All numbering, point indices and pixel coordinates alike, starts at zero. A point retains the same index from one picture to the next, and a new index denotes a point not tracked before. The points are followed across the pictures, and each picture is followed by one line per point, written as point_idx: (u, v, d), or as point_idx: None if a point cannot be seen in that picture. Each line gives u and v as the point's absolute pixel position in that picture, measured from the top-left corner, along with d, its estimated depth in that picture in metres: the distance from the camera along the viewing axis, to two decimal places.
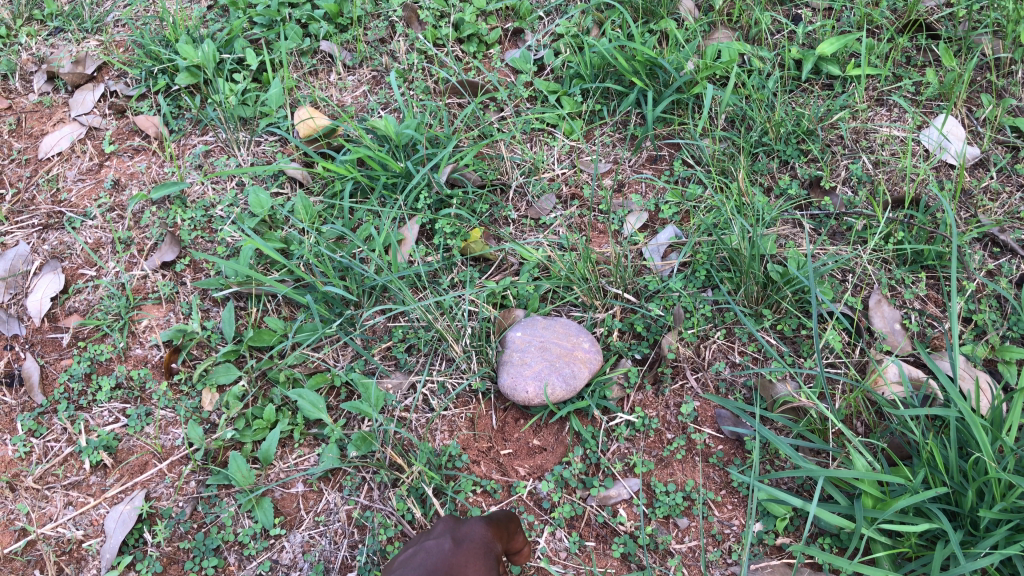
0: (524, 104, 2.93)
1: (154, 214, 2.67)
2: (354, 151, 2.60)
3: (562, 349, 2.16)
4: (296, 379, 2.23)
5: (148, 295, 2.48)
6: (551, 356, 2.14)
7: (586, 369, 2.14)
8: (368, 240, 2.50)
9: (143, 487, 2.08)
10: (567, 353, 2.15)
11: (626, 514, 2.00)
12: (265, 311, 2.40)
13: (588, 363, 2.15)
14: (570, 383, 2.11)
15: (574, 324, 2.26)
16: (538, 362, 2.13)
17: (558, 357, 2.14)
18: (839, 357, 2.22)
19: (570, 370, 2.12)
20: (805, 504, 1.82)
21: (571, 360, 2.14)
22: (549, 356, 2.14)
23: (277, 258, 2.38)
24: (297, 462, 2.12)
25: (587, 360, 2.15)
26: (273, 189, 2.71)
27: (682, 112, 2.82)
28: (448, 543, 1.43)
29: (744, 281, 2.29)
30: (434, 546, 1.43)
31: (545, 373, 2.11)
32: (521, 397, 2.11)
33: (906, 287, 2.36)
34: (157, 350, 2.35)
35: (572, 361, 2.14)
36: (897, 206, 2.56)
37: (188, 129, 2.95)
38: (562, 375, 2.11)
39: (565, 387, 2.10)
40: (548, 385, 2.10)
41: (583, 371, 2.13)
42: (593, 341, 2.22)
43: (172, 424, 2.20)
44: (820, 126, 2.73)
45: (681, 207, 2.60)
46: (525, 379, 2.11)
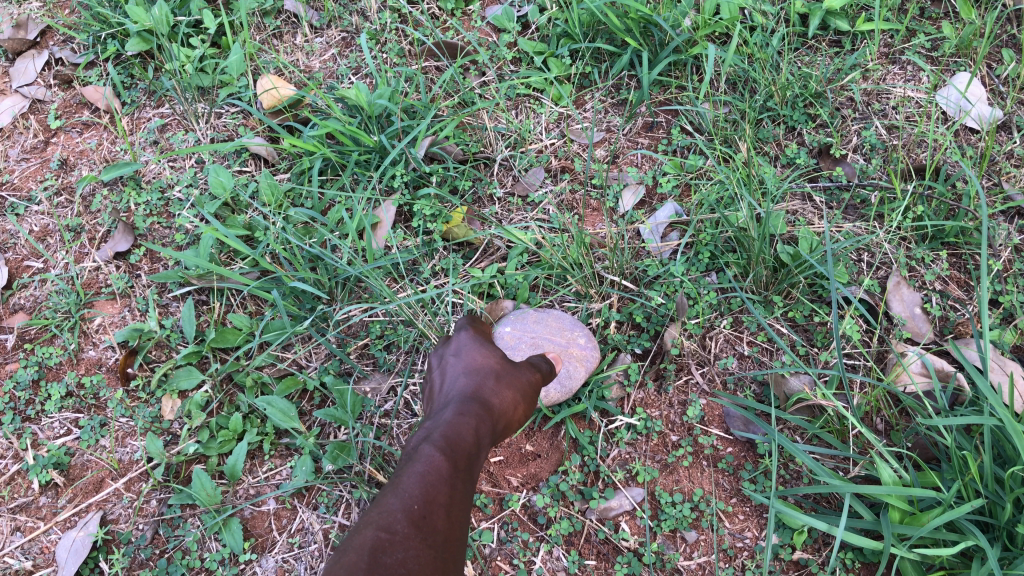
0: (507, 67, 2.69)
1: (105, 197, 2.44)
2: (322, 124, 2.37)
3: (555, 346, 1.98)
4: (264, 384, 2.04)
5: (101, 290, 2.26)
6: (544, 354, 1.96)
7: (582, 368, 1.96)
8: (340, 224, 2.29)
9: (99, 509, 1.90)
10: (562, 350, 1.97)
11: (630, 528, 1.83)
12: (230, 306, 2.20)
13: (584, 361, 1.97)
14: (564, 384, 1.93)
15: (566, 316, 2.08)
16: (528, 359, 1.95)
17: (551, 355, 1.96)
18: (856, 348, 2.04)
19: (565, 370, 1.94)
20: (831, 527, 1.64)
21: (565, 358, 1.96)
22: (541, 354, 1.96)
23: (241, 247, 2.18)
24: (268, 476, 1.94)
25: (584, 358, 1.97)
26: (235, 167, 2.48)
27: (680, 74, 2.59)
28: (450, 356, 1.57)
29: (752, 266, 2.10)
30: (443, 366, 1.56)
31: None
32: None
33: (926, 267, 2.18)
34: (112, 352, 2.14)
35: (567, 360, 1.96)
36: (915, 176, 2.36)
37: (142, 100, 2.70)
38: (556, 376, 1.93)
39: (559, 388, 1.92)
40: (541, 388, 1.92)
41: (579, 370, 1.95)
42: (589, 335, 2.03)
43: (130, 436, 2.01)
44: (829, 87, 2.53)
45: (680, 180, 2.39)
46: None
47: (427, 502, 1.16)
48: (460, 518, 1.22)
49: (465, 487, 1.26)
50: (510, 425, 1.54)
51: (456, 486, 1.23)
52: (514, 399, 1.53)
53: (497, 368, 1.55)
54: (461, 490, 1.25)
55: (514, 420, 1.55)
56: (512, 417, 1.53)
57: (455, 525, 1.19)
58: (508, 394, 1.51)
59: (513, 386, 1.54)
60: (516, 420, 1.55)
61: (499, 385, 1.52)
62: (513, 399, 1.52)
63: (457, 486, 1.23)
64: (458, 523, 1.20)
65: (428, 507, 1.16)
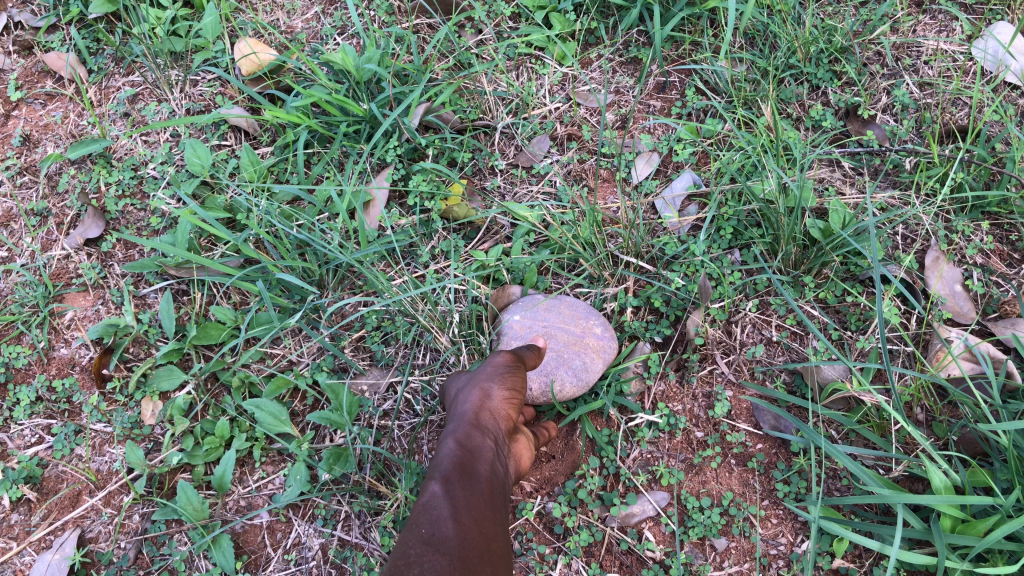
0: (506, 23, 2.47)
1: (73, 177, 2.25)
2: (306, 94, 2.15)
3: (570, 336, 1.80)
4: (253, 384, 1.88)
5: (71, 281, 2.08)
6: (555, 344, 1.79)
7: (600, 360, 1.78)
8: (329, 204, 2.11)
9: (76, 527, 1.74)
10: (577, 340, 1.80)
11: (655, 537, 1.69)
12: (213, 298, 2.03)
13: (602, 353, 1.79)
14: (581, 378, 1.75)
15: (580, 303, 1.90)
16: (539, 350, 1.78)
17: (565, 346, 1.78)
18: (895, 330, 1.89)
19: (581, 362, 1.76)
20: (886, 546, 1.48)
21: (581, 349, 1.78)
22: (553, 344, 1.79)
23: (221, 234, 1.98)
24: (259, 486, 1.78)
25: (601, 349, 1.80)
26: (214, 141, 2.28)
27: (694, 27, 2.38)
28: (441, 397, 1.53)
29: (780, 245, 1.93)
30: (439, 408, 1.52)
31: (551, 366, 1.75)
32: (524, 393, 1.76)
33: (966, 238, 2.01)
34: (86, 350, 1.97)
35: (584, 351, 1.78)
36: (950, 138, 2.18)
37: (109, 67, 2.49)
38: (572, 369, 1.75)
39: (577, 382, 1.75)
40: (556, 382, 1.74)
41: (597, 362, 1.77)
42: (607, 324, 1.85)
43: (108, 444, 1.84)
44: (856, 41, 2.33)
45: (697, 146, 2.20)
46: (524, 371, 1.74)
47: (429, 524, 1.09)
48: (478, 519, 1.15)
49: (470, 489, 1.19)
50: (508, 414, 1.46)
51: (458, 493, 1.17)
52: (492, 388, 1.46)
53: (468, 379, 1.50)
54: (467, 494, 1.18)
55: (510, 409, 1.47)
56: (504, 406, 1.45)
57: (470, 528, 1.12)
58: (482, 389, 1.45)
59: (485, 380, 1.47)
60: (512, 408, 1.48)
61: (472, 388, 1.46)
62: (489, 388, 1.46)
63: (458, 493, 1.16)
64: (477, 525, 1.14)
65: (433, 526, 1.09)
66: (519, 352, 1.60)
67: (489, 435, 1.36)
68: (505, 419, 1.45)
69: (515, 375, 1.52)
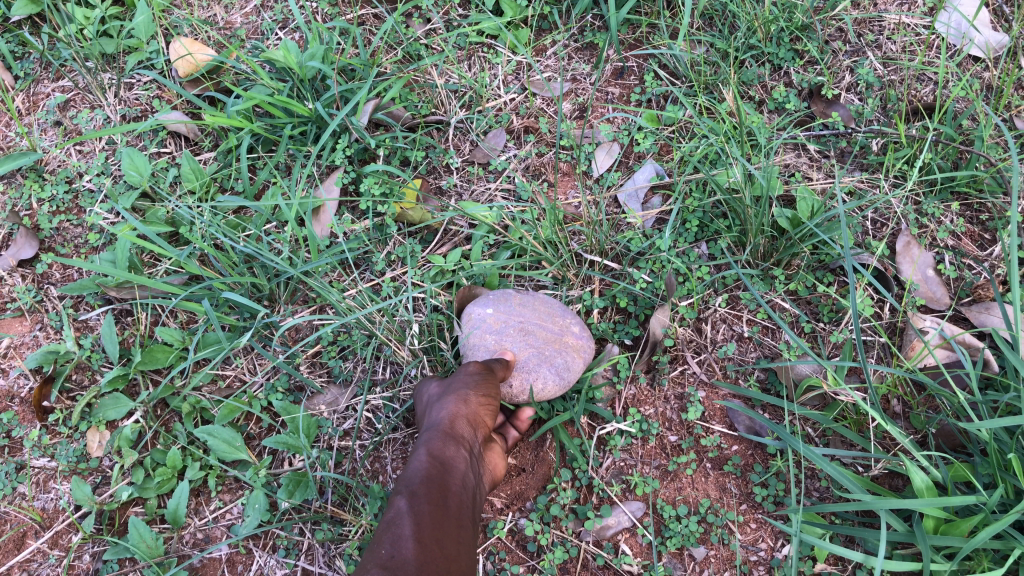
0: (455, 11, 2.37)
1: (3, 193, 2.12)
2: (246, 97, 2.05)
3: (549, 334, 1.71)
4: (204, 409, 1.78)
5: (5, 306, 1.97)
6: (535, 337, 1.68)
7: (579, 360, 1.70)
8: (277, 212, 2.00)
9: (22, 571, 1.65)
10: (556, 335, 1.71)
11: (632, 550, 1.64)
12: (157, 318, 1.92)
13: (581, 353, 1.72)
14: (562, 378, 1.66)
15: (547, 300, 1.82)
16: (519, 343, 1.66)
17: (545, 343, 1.69)
18: (868, 320, 1.84)
19: (563, 360, 1.67)
20: (868, 557, 1.42)
21: (563, 348, 1.69)
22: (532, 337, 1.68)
23: (163, 250, 1.88)
24: (216, 517, 1.70)
25: (579, 349, 1.72)
26: (152, 149, 2.16)
27: (650, 9, 2.29)
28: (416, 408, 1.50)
29: (748, 237, 1.86)
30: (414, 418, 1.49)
31: (534, 364, 1.65)
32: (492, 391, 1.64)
33: (937, 221, 1.96)
34: (25, 380, 1.86)
35: (564, 349, 1.69)
36: (916, 116, 2.12)
37: (37, 72, 2.35)
38: (555, 367, 1.66)
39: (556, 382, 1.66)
40: (537, 380, 1.64)
41: (577, 363, 1.69)
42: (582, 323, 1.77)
43: (52, 480, 1.75)
44: (817, 18, 2.25)
45: (659, 135, 2.12)
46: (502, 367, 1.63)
47: (389, 544, 1.05)
48: (447, 537, 1.10)
49: (437, 507, 1.14)
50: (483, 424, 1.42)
51: (424, 509, 1.12)
52: (463, 398, 1.41)
53: (441, 389, 1.47)
54: (436, 509, 1.14)
55: (484, 418, 1.43)
56: (478, 416, 1.41)
57: (435, 546, 1.07)
58: (454, 398, 1.42)
59: (456, 391, 1.42)
60: (486, 417, 1.43)
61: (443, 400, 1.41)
62: (462, 397, 1.42)
63: (424, 509, 1.12)
64: (445, 544, 1.09)
65: (393, 546, 1.04)
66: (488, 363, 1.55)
67: (461, 447, 1.31)
68: (479, 430, 1.40)
69: (485, 384, 1.47)
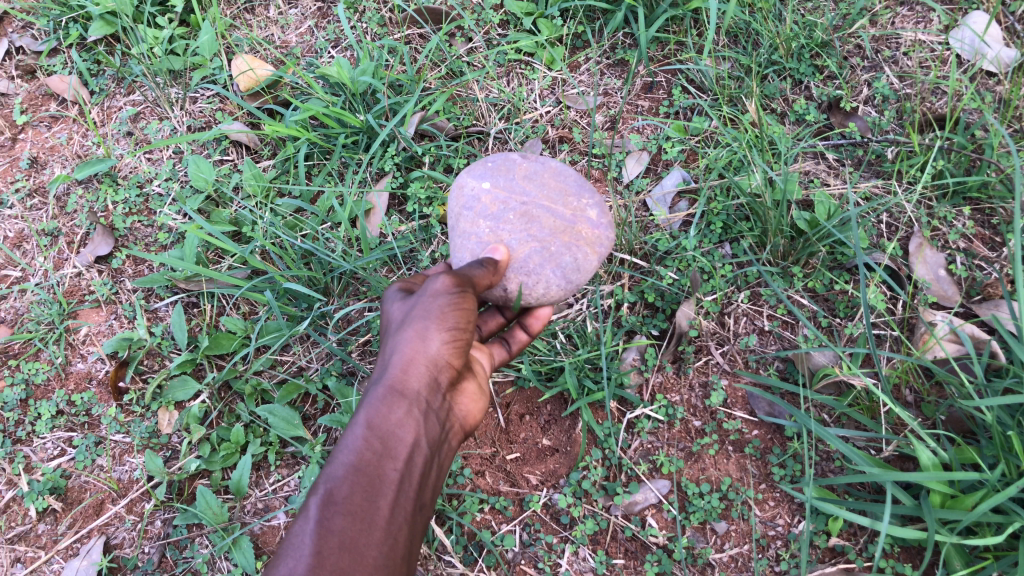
0: (495, 31, 2.53)
1: (81, 197, 2.32)
2: (304, 107, 2.22)
3: (557, 223, 1.71)
4: (264, 391, 1.95)
5: (84, 298, 2.16)
6: (541, 228, 1.70)
7: (593, 257, 1.73)
8: (331, 213, 2.17)
9: (101, 533, 1.82)
10: (567, 226, 1.73)
11: (658, 524, 1.76)
12: (222, 309, 2.10)
13: (596, 248, 1.74)
14: (569, 280, 1.69)
15: (570, 175, 1.83)
16: (521, 235, 1.69)
17: (552, 236, 1.70)
18: (881, 316, 1.96)
19: (571, 257, 1.70)
20: (875, 522, 1.56)
21: (570, 242, 1.70)
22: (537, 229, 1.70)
23: (228, 246, 2.07)
24: (275, 488, 1.86)
25: (596, 243, 1.75)
26: (216, 157, 2.35)
27: (678, 28, 2.44)
28: (390, 317, 1.52)
29: (769, 237, 1.99)
30: (386, 332, 1.51)
31: (537, 263, 1.67)
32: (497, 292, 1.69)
33: (948, 225, 2.07)
34: (102, 364, 2.05)
35: (576, 243, 1.71)
36: (931, 127, 2.24)
37: (111, 88, 2.55)
38: (562, 268, 1.68)
39: (562, 284, 1.69)
40: (542, 280, 1.67)
41: (591, 260, 1.72)
42: (595, 206, 1.78)
43: (127, 453, 1.92)
44: (836, 36, 2.39)
45: (685, 144, 2.27)
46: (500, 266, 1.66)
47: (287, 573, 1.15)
48: (354, 555, 1.20)
49: (355, 512, 1.23)
50: (447, 363, 1.43)
51: (337, 524, 1.20)
52: (424, 337, 1.41)
53: (409, 312, 1.47)
54: (351, 521, 1.21)
55: (449, 357, 1.43)
56: (440, 357, 1.42)
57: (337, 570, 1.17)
58: (416, 334, 1.41)
59: (417, 326, 1.42)
60: (452, 354, 1.43)
61: (404, 340, 1.42)
62: (423, 333, 1.42)
63: (335, 525, 1.20)
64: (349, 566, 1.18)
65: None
66: (464, 275, 1.50)
67: (410, 410, 1.36)
68: (441, 373, 1.43)
69: (454, 313, 1.44)
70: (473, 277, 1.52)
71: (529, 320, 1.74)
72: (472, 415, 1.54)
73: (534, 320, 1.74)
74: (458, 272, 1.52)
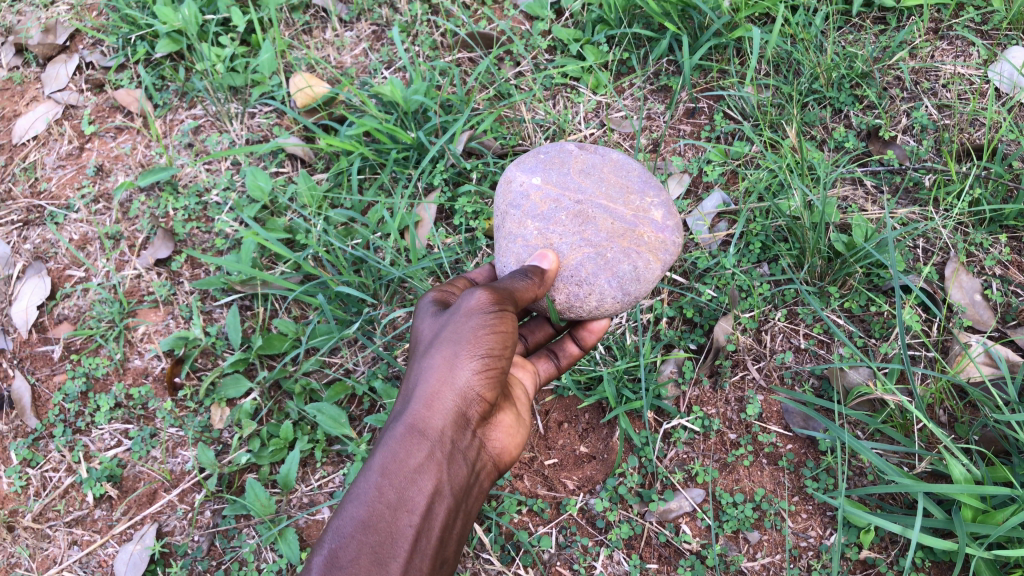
0: (543, 56, 2.62)
1: (143, 204, 2.42)
2: (359, 123, 2.31)
3: (616, 229, 1.78)
4: (313, 391, 2.02)
5: (143, 298, 2.26)
6: (603, 237, 1.76)
7: (656, 266, 1.78)
8: (381, 224, 2.26)
9: (154, 521, 1.93)
10: (630, 234, 1.78)
11: (691, 531, 1.81)
12: (275, 312, 2.19)
13: (660, 256, 1.80)
14: (627, 291, 1.75)
15: (635, 172, 1.89)
16: (583, 243, 1.75)
17: (611, 241, 1.76)
18: (916, 337, 2.00)
19: (631, 267, 1.75)
20: (905, 530, 1.60)
21: (629, 248, 1.76)
22: (599, 237, 1.76)
23: (283, 252, 2.16)
24: (321, 484, 1.93)
25: (660, 251, 1.80)
26: (272, 169, 2.45)
27: (721, 57, 2.51)
28: (421, 333, 1.52)
29: (806, 257, 2.04)
30: (415, 348, 1.52)
31: (594, 271, 1.73)
32: (555, 301, 1.76)
33: (984, 251, 2.10)
34: (158, 361, 2.14)
35: (640, 253, 1.77)
36: (969, 157, 2.27)
37: (174, 102, 2.66)
38: (619, 277, 1.74)
39: (621, 295, 1.75)
40: (600, 289, 1.73)
41: (653, 269, 1.78)
42: (656, 205, 1.84)
43: (180, 446, 2.02)
44: (877, 67, 2.43)
45: (726, 167, 2.33)
46: (558, 274, 1.73)
47: None
48: None
49: (366, 563, 1.25)
50: (476, 395, 1.44)
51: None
52: (453, 368, 1.42)
53: (439, 333, 1.47)
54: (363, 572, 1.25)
55: (478, 388, 1.44)
56: (469, 388, 1.43)
57: None
58: (444, 365, 1.42)
59: (447, 355, 1.43)
60: (482, 383, 1.44)
61: (430, 368, 1.43)
62: (451, 364, 1.42)
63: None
64: None
65: None
66: (503, 293, 1.49)
67: (431, 450, 1.38)
68: (470, 406, 1.44)
69: (485, 339, 1.44)
70: (509, 299, 1.50)
71: (583, 333, 1.83)
72: (505, 443, 1.56)
73: (589, 333, 1.83)
74: (497, 287, 1.51)
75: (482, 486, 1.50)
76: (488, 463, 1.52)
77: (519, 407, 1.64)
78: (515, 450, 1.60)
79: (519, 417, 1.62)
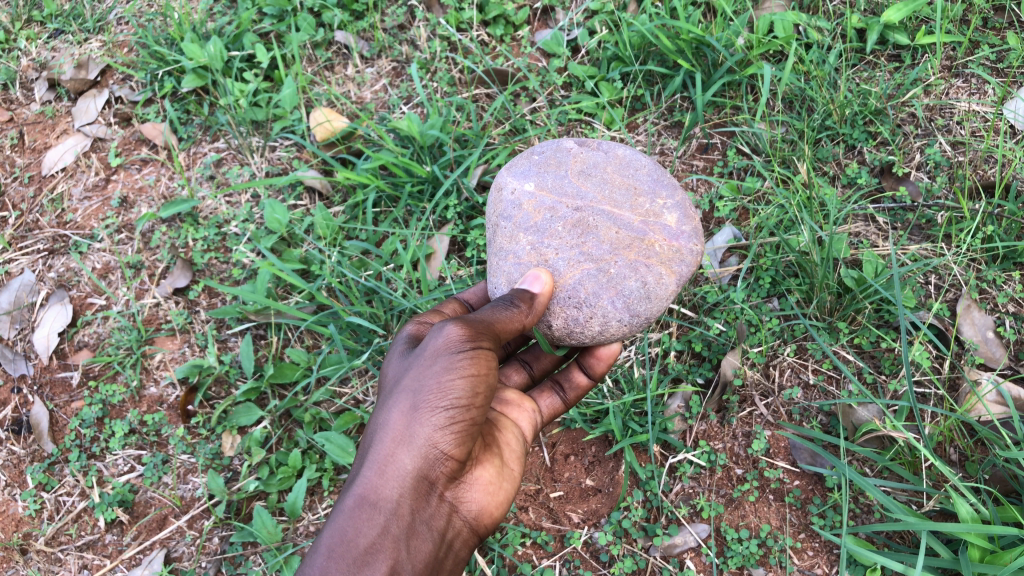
0: (558, 92, 2.64)
1: (164, 234, 2.49)
2: (374, 157, 2.35)
3: (621, 239, 1.79)
4: (323, 420, 2.05)
5: (161, 326, 2.31)
6: (606, 251, 1.77)
7: (669, 280, 1.78)
8: (394, 256, 2.30)
9: (163, 546, 1.97)
10: (638, 245, 1.79)
11: (694, 566, 1.81)
12: (288, 341, 2.24)
13: (674, 269, 1.80)
14: (633, 312, 1.75)
15: (644, 171, 1.92)
16: (583, 259, 1.76)
17: (614, 252, 1.77)
18: (926, 374, 1.99)
19: (638, 284, 1.75)
20: (908, 568, 1.57)
21: (634, 259, 1.77)
22: (602, 251, 1.77)
23: (297, 283, 2.20)
24: (327, 513, 1.95)
25: (673, 263, 1.80)
26: (290, 201, 2.50)
27: (734, 93, 2.52)
28: (386, 379, 1.55)
29: (815, 292, 2.02)
30: (380, 393, 1.55)
31: (597, 290, 1.74)
32: (554, 326, 1.77)
33: (998, 288, 2.07)
34: (173, 389, 2.20)
35: (649, 267, 1.77)
36: (984, 194, 2.24)
37: (197, 135, 2.73)
38: (623, 296, 1.74)
39: (628, 316, 1.75)
40: (608, 310, 1.73)
41: (665, 284, 1.78)
42: (668, 208, 1.86)
43: (191, 472, 2.07)
44: (891, 103, 2.41)
45: (737, 203, 2.33)
46: (557, 294, 1.74)
47: None
48: None
49: None
50: (439, 454, 1.45)
51: None
52: (413, 429, 1.44)
53: (400, 383, 1.49)
54: None
55: (442, 448, 1.45)
56: (430, 448, 1.44)
57: None
58: (401, 424, 1.44)
59: (406, 413, 1.44)
60: (446, 442, 1.45)
61: (387, 425, 1.46)
62: (409, 424, 1.44)
63: None
64: None
65: None
66: (474, 331, 1.49)
67: (383, 523, 1.40)
68: (434, 467, 1.45)
69: (448, 392, 1.44)
70: (477, 336, 1.49)
71: (591, 362, 1.84)
72: (482, 501, 1.56)
73: (598, 361, 1.83)
74: (469, 322, 1.52)
75: (454, 553, 1.52)
76: (462, 526, 1.53)
77: (502, 456, 1.64)
78: (497, 506, 1.60)
79: (500, 468, 1.62)
